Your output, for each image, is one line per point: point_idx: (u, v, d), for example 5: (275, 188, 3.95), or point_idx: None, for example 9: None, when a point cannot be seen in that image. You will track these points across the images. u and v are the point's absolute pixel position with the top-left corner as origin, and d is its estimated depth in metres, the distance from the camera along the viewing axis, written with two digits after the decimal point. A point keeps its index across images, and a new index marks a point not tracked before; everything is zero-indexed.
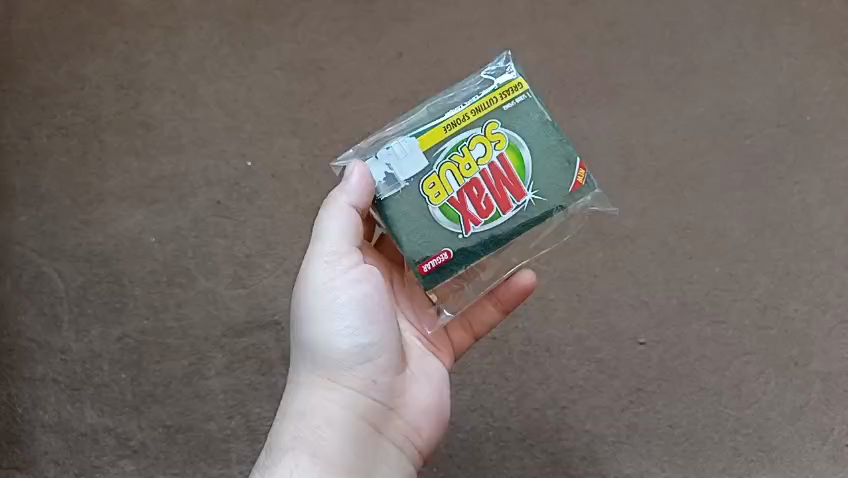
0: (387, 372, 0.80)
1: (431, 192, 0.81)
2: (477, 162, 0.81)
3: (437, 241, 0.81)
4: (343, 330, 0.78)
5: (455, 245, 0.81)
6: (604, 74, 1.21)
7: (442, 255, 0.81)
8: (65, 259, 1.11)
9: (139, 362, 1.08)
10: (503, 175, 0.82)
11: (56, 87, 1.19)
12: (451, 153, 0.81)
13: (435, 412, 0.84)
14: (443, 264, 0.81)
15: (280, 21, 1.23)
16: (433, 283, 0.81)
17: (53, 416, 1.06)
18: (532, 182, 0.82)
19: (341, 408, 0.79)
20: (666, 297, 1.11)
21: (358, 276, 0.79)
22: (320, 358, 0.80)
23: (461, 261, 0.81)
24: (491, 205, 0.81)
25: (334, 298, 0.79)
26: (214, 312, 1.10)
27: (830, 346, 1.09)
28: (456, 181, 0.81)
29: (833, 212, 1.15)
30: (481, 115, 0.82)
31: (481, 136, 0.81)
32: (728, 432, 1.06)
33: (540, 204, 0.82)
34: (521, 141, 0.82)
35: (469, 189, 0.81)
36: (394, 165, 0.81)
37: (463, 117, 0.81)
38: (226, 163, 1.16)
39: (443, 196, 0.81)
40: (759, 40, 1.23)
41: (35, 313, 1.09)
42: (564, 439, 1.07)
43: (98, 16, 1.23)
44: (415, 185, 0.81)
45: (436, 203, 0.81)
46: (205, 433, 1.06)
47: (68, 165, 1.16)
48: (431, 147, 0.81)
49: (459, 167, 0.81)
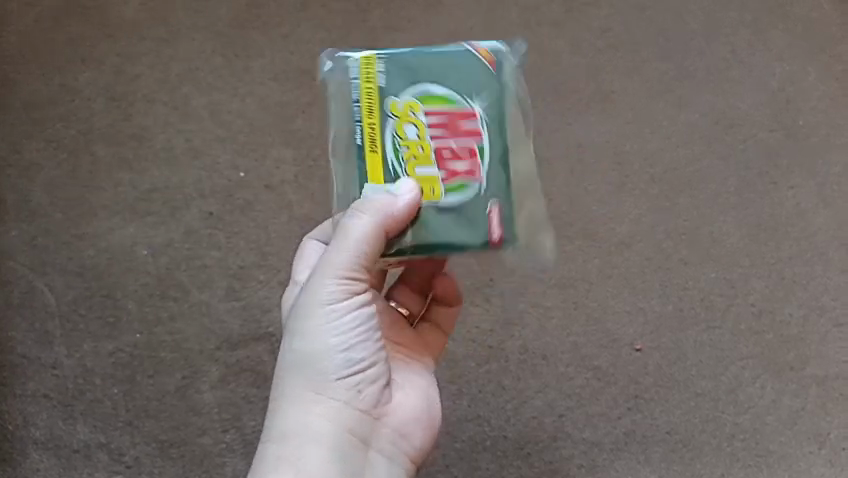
0: (377, 383, 0.76)
1: (437, 189, 0.72)
2: (420, 131, 0.73)
3: (478, 215, 0.73)
4: (337, 342, 0.74)
5: (489, 196, 0.73)
6: (598, 81, 1.21)
7: (493, 214, 0.73)
8: (56, 273, 1.10)
9: (133, 376, 1.07)
10: (446, 118, 0.73)
11: (47, 100, 1.18)
12: (401, 157, 0.73)
13: (424, 421, 0.80)
14: (503, 215, 0.73)
15: (273, 31, 1.22)
16: (508, 241, 0.74)
17: (44, 432, 1.04)
18: (466, 95, 0.73)
19: (328, 422, 0.74)
20: (662, 303, 1.11)
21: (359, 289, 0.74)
22: (310, 372, 0.74)
23: (504, 204, 0.74)
24: (475, 144, 0.73)
25: (329, 310, 0.73)
26: (209, 325, 1.09)
27: (826, 350, 1.09)
28: (434, 167, 0.73)
29: (827, 216, 1.15)
30: (376, 107, 0.73)
31: (396, 120, 0.73)
32: (725, 438, 1.06)
33: (493, 100, 0.74)
34: (423, 86, 0.73)
35: (453, 158, 0.73)
36: None
37: (371, 128, 0.73)
38: (219, 174, 1.15)
39: (453, 182, 0.73)
40: (752, 45, 1.24)
41: (27, 329, 1.08)
42: (561, 447, 1.06)
43: (89, 28, 1.22)
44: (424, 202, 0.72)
45: (453, 193, 0.73)
46: (200, 447, 1.05)
47: (59, 178, 1.14)
48: (386, 173, 0.73)
49: (422, 153, 0.73)
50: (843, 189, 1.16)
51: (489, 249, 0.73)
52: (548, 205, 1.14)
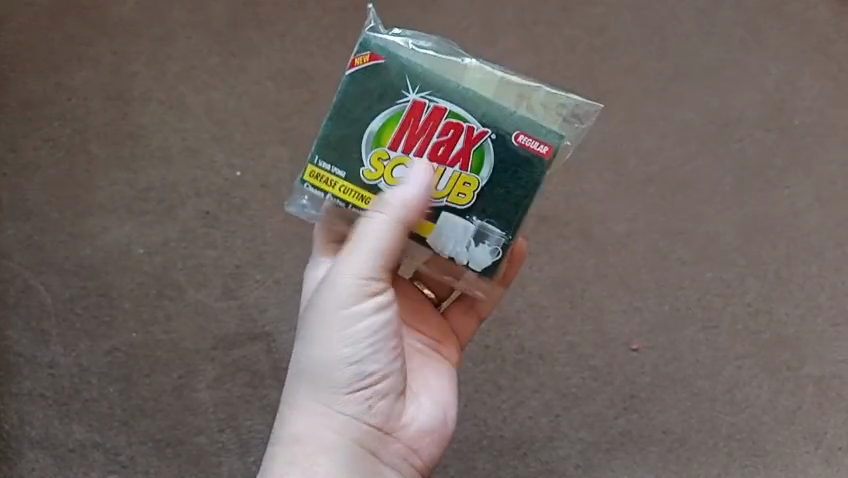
0: (391, 397, 0.75)
1: (474, 183, 0.72)
2: (408, 163, 0.72)
3: (517, 154, 0.71)
4: (352, 354, 0.73)
5: (507, 132, 0.71)
6: (594, 81, 1.21)
7: (521, 138, 0.71)
8: (52, 272, 1.10)
9: (129, 376, 1.07)
10: (411, 131, 0.72)
11: (43, 99, 1.18)
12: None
13: (441, 436, 0.79)
14: (532, 135, 0.71)
15: (270, 31, 1.23)
16: (546, 139, 0.71)
17: (40, 431, 1.04)
18: (396, 98, 0.71)
19: (340, 436, 0.73)
20: (658, 303, 1.11)
21: (377, 301, 0.73)
22: (324, 383, 0.73)
23: (521, 123, 0.71)
24: (446, 122, 0.71)
25: (344, 320, 0.72)
26: (205, 324, 1.09)
27: (822, 350, 1.09)
28: (450, 171, 0.72)
29: (822, 215, 1.15)
30: (361, 189, 0.73)
31: (384, 179, 0.73)
32: (722, 438, 1.06)
33: (416, 78, 0.71)
34: (370, 131, 0.72)
35: (450, 152, 0.72)
36: (454, 246, 0.73)
37: (375, 204, 0.73)
38: (216, 173, 1.15)
39: (474, 166, 0.72)
40: (746, 45, 1.24)
41: (23, 328, 1.08)
42: (558, 447, 1.06)
43: (86, 28, 1.22)
44: (479, 200, 0.72)
45: (483, 172, 0.72)
46: (196, 447, 1.04)
47: (56, 178, 1.14)
48: (427, 217, 0.73)
49: (429, 173, 0.72)
50: (839, 189, 1.16)
51: (545, 167, 0.71)
52: (544, 204, 1.14)
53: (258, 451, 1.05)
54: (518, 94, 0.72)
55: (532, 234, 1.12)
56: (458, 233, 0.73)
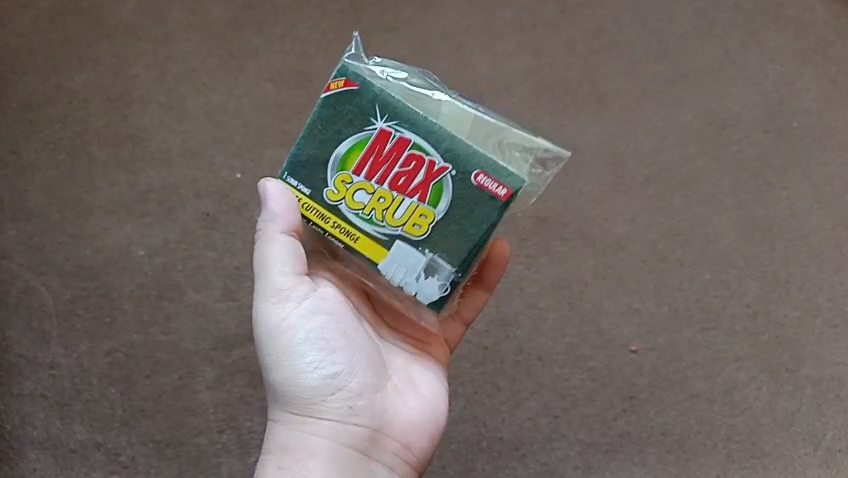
0: (361, 393, 0.73)
1: (430, 216, 0.71)
2: (370, 190, 0.71)
3: (477, 192, 0.70)
4: (304, 362, 0.72)
5: (468, 170, 0.70)
6: (592, 82, 1.22)
7: (482, 178, 0.70)
8: (53, 273, 1.10)
9: (129, 376, 1.07)
10: (374, 158, 0.71)
11: (44, 101, 1.18)
12: (379, 218, 0.71)
13: (431, 423, 0.76)
14: (495, 176, 0.69)
15: (269, 33, 1.23)
16: (508, 183, 0.69)
17: (41, 432, 1.05)
18: (364, 124, 0.71)
19: (323, 442, 0.72)
20: (657, 304, 1.11)
21: (310, 308, 0.72)
22: (287, 399, 0.72)
23: (487, 162, 0.70)
24: (409, 153, 0.70)
25: (288, 333, 0.72)
26: (205, 325, 1.09)
27: (821, 351, 1.09)
28: (408, 203, 0.71)
29: (821, 216, 1.15)
30: (322, 210, 0.72)
31: (344, 202, 0.71)
32: (721, 439, 1.06)
33: (386, 107, 0.70)
34: (336, 155, 0.71)
35: (410, 183, 0.71)
36: (405, 274, 0.72)
37: (333, 227, 0.72)
38: (215, 175, 1.15)
39: (432, 200, 0.71)
40: (744, 46, 1.25)
41: (24, 329, 1.08)
42: (557, 449, 1.06)
43: (86, 30, 1.23)
44: (433, 233, 0.71)
45: (439, 207, 0.71)
46: (196, 448, 1.05)
47: (57, 179, 1.15)
48: (380, 243, 0.72)
49: (388, 202, 0.71)
50: (837, 190, 1.16)
51: (504, 209, 0.70)
52: (543, 205, 1.14)
53: (257, 452, 1.05)
54: (485, 133, 0.72)
55: (531, 235, 1.13)
56: (411, 263, 0.72)
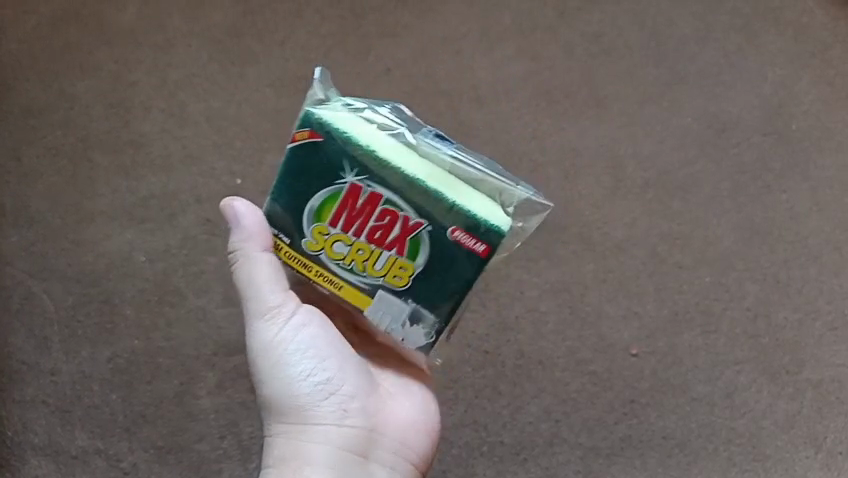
0: (354, 397, 0.73)
1: (409, 270, 0.67)
2: (347, 242, 0.67)
3: (455, 248, 0.65)
4: (296, 370, 0.72)
5: (442, 224, 0.64)
6: (591, 86, 1.22)
7: (460, 235, 0.64)
8: (54, 279, 1.11)
9: (130, 382, 1.07)
10: (348, 210, 0.66)
11: (45, 107, 1.19)
12: (358, 270, 0.68)
13: (423, 423, 0.77)
14: (473, 231, 0.64)
15: (269, 39, 1.24)
16: (485, 242, 0.64)
17: (43, 438, 1.05)
18: (334, 177, 0.65)
19: (320, 447, 0.71)
20: (657, 307, 1.11)
21: (300, 320, 0.72)
22: (282, 409, 0.73)
23: (464, 218, 0.63)
24: (382, 208, 0.65)
25: (279, 345, 0.72)
26: (206, 331, 1.09)
27: (821, 354, 1.09)
28: (387, 255, 0.67)
29: (820, 219, 1.15)
30: (305, 261, 0.69)
31: (323, 253, 0.68)
32: (722, 442, 1.06)
33: (354, 160, 0.64)
34: (310, 207, 0.67)
35: (387, 237, 0.66)
36: (391, 322, 0.69)
37: (315, 277, 0.69)
38: (216, 181, 1.16)
39: (410, 253, 0.66)
40: (743, 49, 1.25)
41: (25, 335, 1.08)
42: (558, 453, 1.06)
43: (87, 36, 1.23)
44: (415, 284, 0.67)
45: (419, 261, 0.66)
46: (197, 453, 1.05)
47: (57, 185, 1.15)
48: (363, 293, 0.68)
49: (367, 253, 0.67)
50: (836, 193, 1.17)
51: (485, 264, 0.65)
52: None
53: (258, 458, 1.05)
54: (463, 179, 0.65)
55: (531, 238, 1.13)
56: (395, 311, 0.68)
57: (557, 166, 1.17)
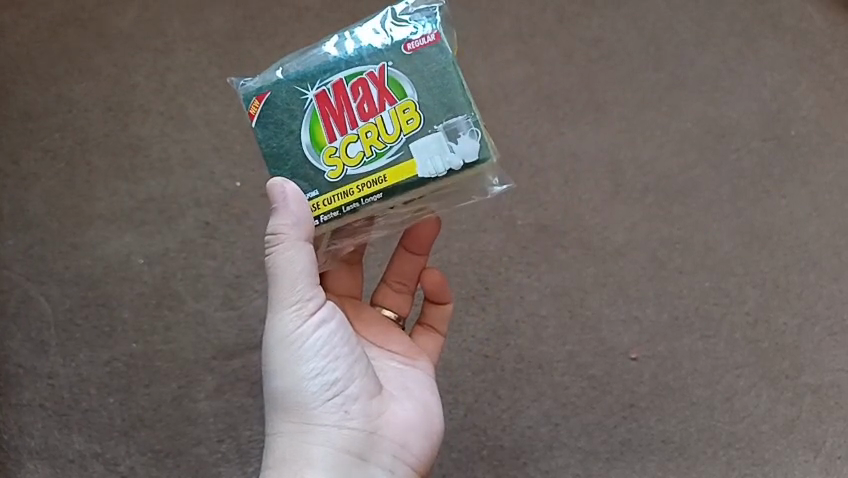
0: (359, 398, 0.73)
1: (413, 105, 0.71)
2: (356, 139, 0.71)
3: (424, 57, 0.70)
4: (307, 368, 0.71)
5: (394, 57, 0.70)
6: (591, 91, 1.22)
7: (414, 42, 0.70)
8: (52, 283, 1.10)
9: (128, 386, 1.07)
10: (335, 117, 0.71)
11: (44, 111, 1.19)
12: (382, 147, 0.71)
13: (425, 427, 0.77)
14: (423, 35, 0.70)
15: (269, 42, 1.23)
16: (427, 30, 0.71)
17: (39, 442, 1.04)
18: (301, 104, 0.71)
19: (320, 448, 0.71)
20: (657, 312, 1.11)
21: (318, 317, 0.71)
22: (289, 403, 0.72)
23: (405, 35, 0.71)
24: (351, 86, 0.71)
25: (295, 340, 0.71)
26: (204, 334, 1.09)
27: (821, 358, 1.09)
28: (388, 114, 0.71)
29: (820, 224, 1.15)
30: (341, 190, 0.71)
31: (348, 166, 0.71)
32: (721, 446, 1.06)
33: (304, 80, 0.71)
34: (306, 144, 0.71)
35: (374, 103, 0.71)
36: (441, 153, 0.70)
37: (356, 190, 0.71)
38: (215, 184, 1.15)
39: (399, 96, 0.71)
40: (742, 55, 1.26)
41: (22, 339, 1.08)
42: (557, 457, 1.06)
43: (87, 40, 1.23)
44: (426, 110, 0.71)
45: (411, 92, 0.71)
46: (196, 457, 1.04)
47: (56, 188, 1.14)
48: (402, 162, 0.71)
49: (375, 131, 0.71)
50: (835, 198, 1.16)
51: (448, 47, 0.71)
52: (542, 214, 1.15)
53: (256, 462, 1.04)
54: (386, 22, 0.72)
55: (531, 242, 1.14)
56: (433, 146, 0.70)
57: (557, 170, 1.17)
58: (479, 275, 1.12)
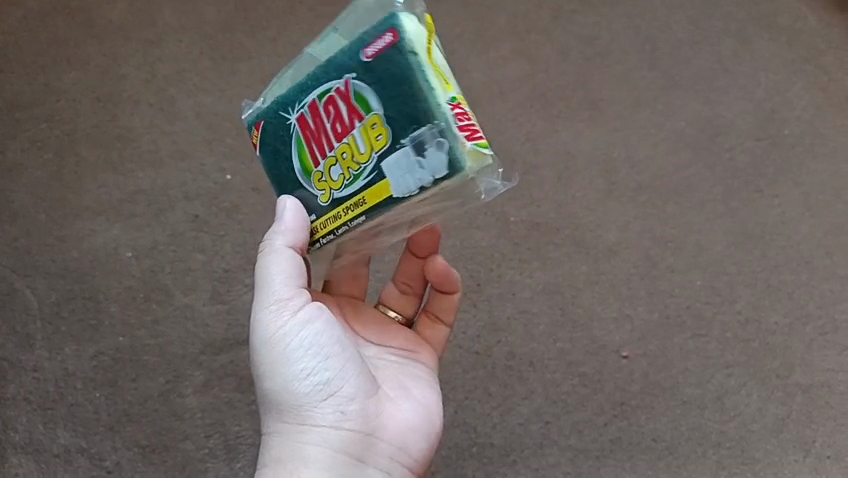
0: (354, 399, 0.71)
1: (379, 119, 0.62)
2: (335, 161, 0.65)
3: (384, 63, 0.61)
4: (298, 368, 0.70)
5: (356, 68, 0.62)
6: (585, 89, 1.22)
7: (376, 45, 0.61)
8: (38, 275, 1.08)
9: (115, 380, 1.05)
10: (315, 140, 0.66)
11: (32, 101, 1.17)
12: (357, 169, 0.64)
13: (423, 426, 0.75)
14: (382, 39, 0.60)
15: (262, 35, 1.23)
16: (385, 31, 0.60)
17: (24, 436, 1.02)
18: (285, 130, 0.67)
19: (316, 449, 0.70)
20: (649, 310, 1.11)
21: (308, 316, 0.70)
22: (283, 404, 0.71)
23: (368, 40, 0.61)
24: (323, 105, 0.65)
25: (285, 340, 0.70)
26: (193, 329, 1.07)
27: (812, 358, 1.09)
28: (360, 132, 0.63)
29: (811, 224, 1.15)
30: (330, 216, 0.67)
31: (334, 190, 0.66)
32: (711, 445, 1.05)
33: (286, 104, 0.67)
34: (297, 170, 0.68)
35: (345, 122, 0.64)
36: (411, 171, 0.61)
37: (342, 214, 0.66)
38: (205, 177, 1.14)
39: (365, 110, 0.62)
40: (737, 55, 1.26)
41: (7, 332, 1.06)
42: (547, 455, 1.05)
43: (77, 31, 1.22)
44: (392, 123, 0.61)
45: (375, 105, 0.62)
46: (182, 453, 1.03)
47: (42, 179, 1.13)
48: (377, 183, 0.63)
49: (350, 151, 0.64)
50: (828, 199, 1.16)
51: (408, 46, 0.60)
52: (536, 211, 1.14)
53: (244, 458, 1.03)
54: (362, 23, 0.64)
55: (523, 239, 1.13)
56: (403, 163, 0.61)
57: (550, 167, 1.17)
58: (470, 272, 1.11)
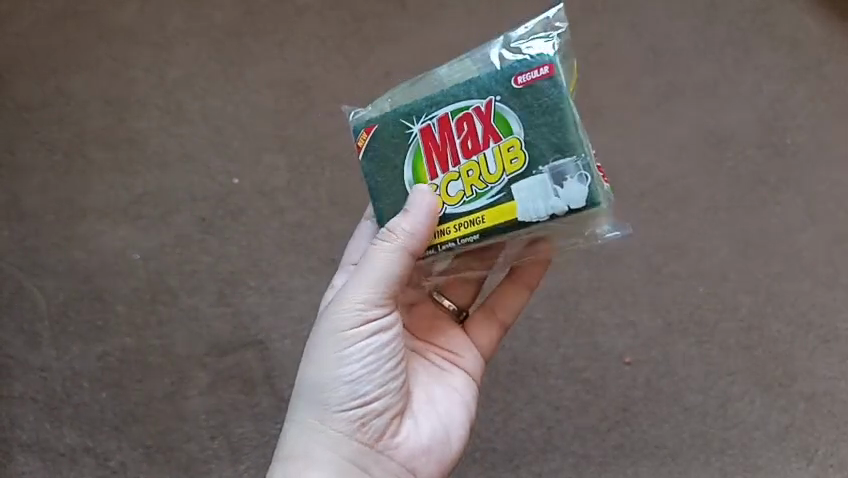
0: (381, 413, 0.73)
1: (518, 142, 0.69)
2: (457, 177, 0.71)
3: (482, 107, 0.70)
4: (345, 373, 0.72)
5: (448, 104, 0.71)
6: (589, 96, 1.23)
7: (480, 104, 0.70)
8: (46, 275, 1.10)
9: (120, 380, 1.06)
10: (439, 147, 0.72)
11: (41, 103, 1.19)
12: (482, 187, 0.70)
13: (439, 451, 0.76)
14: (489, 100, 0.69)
15: (268, 39, 1.22)
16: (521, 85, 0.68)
17: (30, 435, 1.04)
18: (406, 139, 0.73)
19: (326, 451, 0.72)
20: (652, 317, 1.11)
21: (376, 327, 0.73)
22: (316, 398, 0.73)
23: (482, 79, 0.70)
24: (455, 122, 0.71)
25: (344, 342, 0.72)
26: (198, 330, 1.08)
27: (814, 366, 1.09)
28: (492, 152, 0.70)
29: (815, 233, 1.15)
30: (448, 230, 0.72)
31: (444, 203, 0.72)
32: (714, 453, 1.07)
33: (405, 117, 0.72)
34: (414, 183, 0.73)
35: (478, 140, 0.70)
36: (544, 194, 0.68)
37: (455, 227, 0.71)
38: (211, 179, 1.15)
39: (504, 132, 0.69)
40: (740, 65, 1.25)
41: (15, 330, 1.08)
42: (550, 460, 1.07)
43: (84, 33, 1.22)
44: (530, 152, 0.68)
45: (516, 129, 0.68)
46: (187, 454, 1.04)
47: (52, 181, 1.15)
48: (501, 203, 0.69)
49: (474, 174, 0.71)
50: (830, 207, 1.17)
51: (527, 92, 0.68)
52: None
53: (248, 459, 1.04)
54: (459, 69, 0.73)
55: None
56: (534, 189, 0.68)
57: None
58: None
